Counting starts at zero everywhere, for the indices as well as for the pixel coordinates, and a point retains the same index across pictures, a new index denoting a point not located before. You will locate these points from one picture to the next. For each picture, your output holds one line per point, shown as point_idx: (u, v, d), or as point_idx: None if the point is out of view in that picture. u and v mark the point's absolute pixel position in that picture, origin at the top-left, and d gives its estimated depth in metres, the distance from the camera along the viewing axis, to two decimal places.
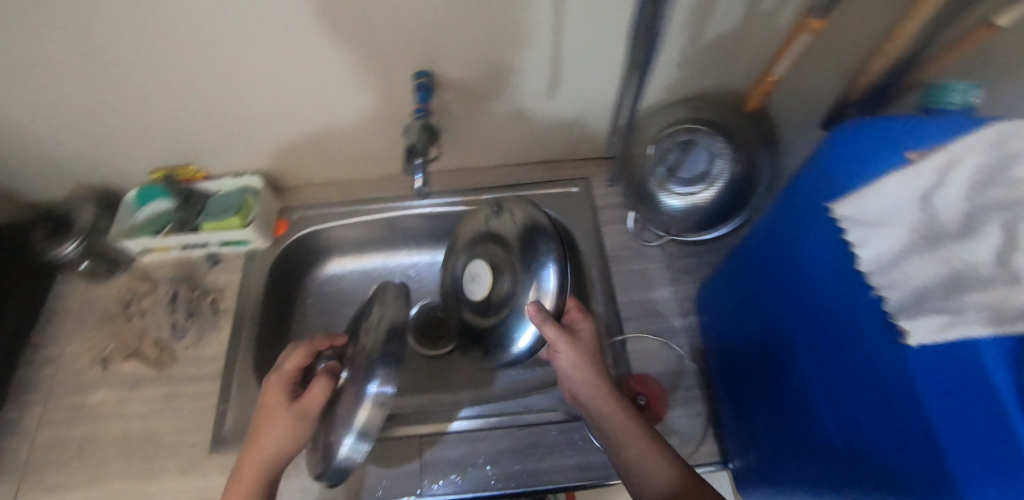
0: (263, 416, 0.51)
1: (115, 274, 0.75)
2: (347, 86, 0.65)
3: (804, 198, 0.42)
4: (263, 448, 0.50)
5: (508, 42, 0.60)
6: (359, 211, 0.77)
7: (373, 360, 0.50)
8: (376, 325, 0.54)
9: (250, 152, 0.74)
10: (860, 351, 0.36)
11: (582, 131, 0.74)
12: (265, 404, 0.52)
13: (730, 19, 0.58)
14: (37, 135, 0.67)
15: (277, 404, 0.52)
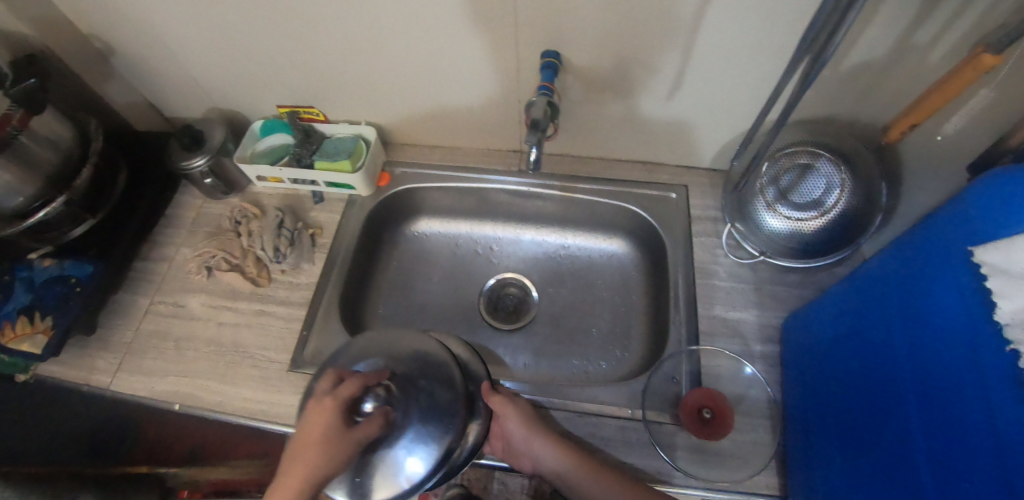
0: (309, 440, 0.48)
1: (231, 194, 0.82)
2: (477, 56, 0.68)
3: (947, 238, 0.42)
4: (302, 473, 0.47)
5: (642, 37, 0.61)
6: (457, 179, 0.80)
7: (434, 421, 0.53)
8: (437, 388, 0.55)
9: (371, 104, 0.78)
10: (979, 406, 0.36)
11: (691, 139, 0.74)
12: (311, 424, 0.50)
13: (880, 47, 0.56)
14: (195, 56, 0.75)
15: (326, 432, 0.49)
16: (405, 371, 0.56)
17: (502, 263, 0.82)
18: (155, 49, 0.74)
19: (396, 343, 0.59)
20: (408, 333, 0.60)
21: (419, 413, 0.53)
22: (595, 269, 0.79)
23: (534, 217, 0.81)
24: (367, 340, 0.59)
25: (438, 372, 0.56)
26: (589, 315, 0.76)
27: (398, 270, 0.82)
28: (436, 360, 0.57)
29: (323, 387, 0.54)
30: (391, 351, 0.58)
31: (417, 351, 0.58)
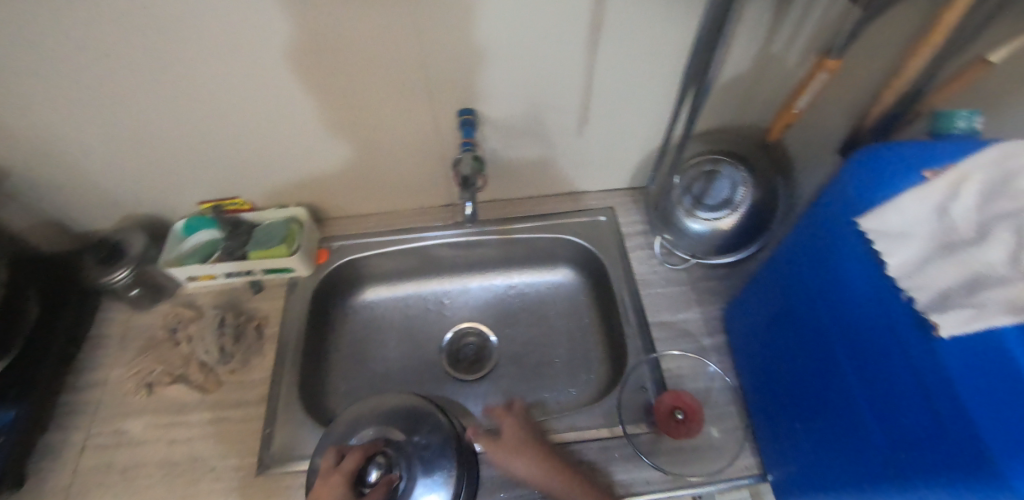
0: None
1: (159, 303, 0.78)
2: (395, 122, 0.71)
3: (833, 216, 0.51)
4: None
5: (545, 83, 0.67)
6: (397, 241, 0.81)
7: (434, 466, 0.59)
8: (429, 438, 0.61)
9: (297, 184, 0.79)
10: (897, 351, 0.44)
11: (606, 166, 0.81)
12: None
13: (744, 64, 0.65)
14: (101, 168, 0.72)
15: None
16: (398, 433, 0.61)
17: (456, 315, 0.83)
18: (55, 168, 0.71)
19: (381, 411, 0.63)
20: (389, 397, 0.65)
21: (420, 467, 0.59)
22: (546, 300, 0.82)
23: (479, 264, 0.84)
24: (352, 414, 0.63)
25: (428, 425, 0.62)
26: (550, 346, 0.78)
27: (353, 344, 0.80)
28: (421, 413, 0.63)
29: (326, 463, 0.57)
30: (379, 416, 0.62)
31: (404, 411, 0.63)
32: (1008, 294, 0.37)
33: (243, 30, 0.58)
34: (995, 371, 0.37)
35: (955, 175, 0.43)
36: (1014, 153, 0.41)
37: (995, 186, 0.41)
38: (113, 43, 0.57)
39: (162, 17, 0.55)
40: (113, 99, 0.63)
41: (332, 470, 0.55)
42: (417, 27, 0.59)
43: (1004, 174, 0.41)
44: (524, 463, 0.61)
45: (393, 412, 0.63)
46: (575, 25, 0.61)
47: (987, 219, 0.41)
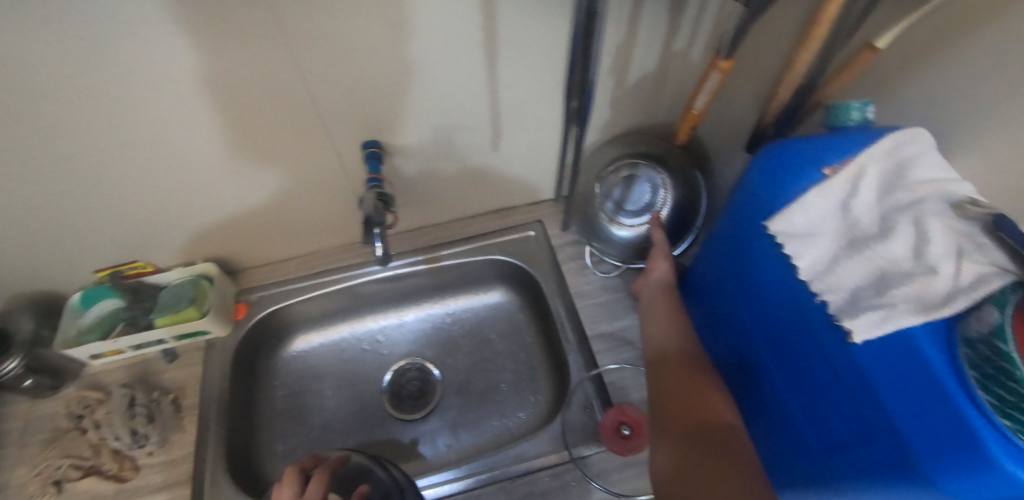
0: None
1: (62, 388, 0.69)
2: (293, 162, 0.66)
3: (748, 219, 0.49)
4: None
5: (447, 105, 0.64)
6: (321, 283, 0.76)
7: None
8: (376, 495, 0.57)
9: (202, 238, 0.73)
10: (817, 353, 0.42)
11: (529, 179, 0.78)
12: None
13: (650, 62, 0.63)
14: None
15: None
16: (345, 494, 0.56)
17: (394, 352, 0.79)
18: None
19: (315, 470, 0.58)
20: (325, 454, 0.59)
21: None
22: (486, 323, 0.80)
23: (412, 294, 0.80)
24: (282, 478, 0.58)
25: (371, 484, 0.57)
26: (495, 371, 0.76)
27: (287, 399, 0.75)
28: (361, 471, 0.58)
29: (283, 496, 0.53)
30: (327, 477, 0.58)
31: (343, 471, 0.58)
32: (914, 291, 0.35)
33: (95, 87, 0.51)
34: (912, 371, 0.35)
35: (854, 167, 0.41)
36: (906, 142, 0.40)
37: (893, 177, 0.40)
38: None
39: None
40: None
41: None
42: (295, 60, 0.54)
43: (900, 162, 0.40)
44: (665, 269, 0.64)
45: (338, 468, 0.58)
46: (468, 40, 0.57)
47: (886, 211, 0.40)
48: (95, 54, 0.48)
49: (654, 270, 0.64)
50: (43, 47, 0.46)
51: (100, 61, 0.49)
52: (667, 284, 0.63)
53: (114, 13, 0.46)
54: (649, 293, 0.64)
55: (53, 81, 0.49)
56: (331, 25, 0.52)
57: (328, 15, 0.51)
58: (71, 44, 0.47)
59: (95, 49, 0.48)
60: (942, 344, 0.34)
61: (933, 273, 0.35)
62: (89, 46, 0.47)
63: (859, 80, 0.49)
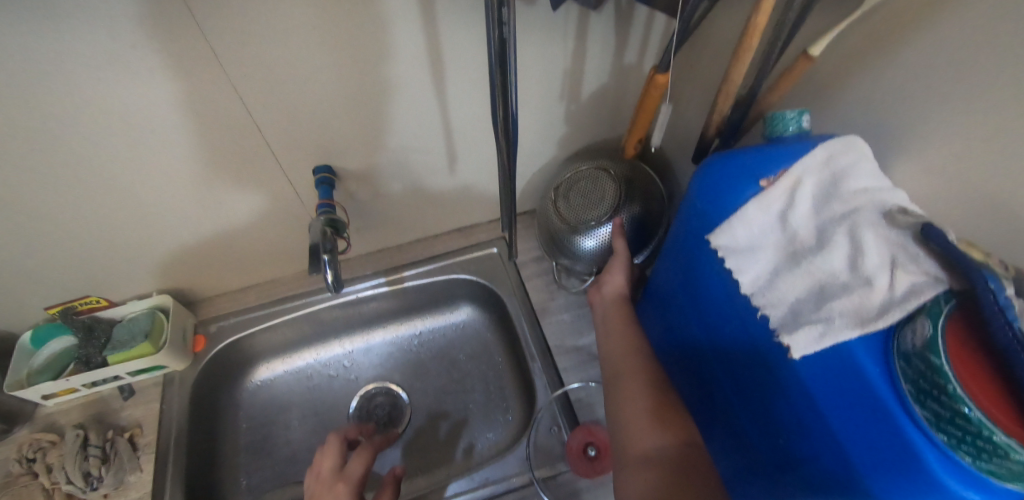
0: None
1: (12, 431, 0.67)
2: (245, 193, 0.65)
3: (693, 233, 0.48)
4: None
5: (399, 128, 0.63)
6: (283, 311, 0.75)
7: None
8: None
9: (157, 272, 0.72)
10: (764, 367, 0.41)
11: (489, 196, 0.77)
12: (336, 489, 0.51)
13: (601, 76, 0.62)
14: None
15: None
16: None
17: (361, 378, 0.77)
18: None
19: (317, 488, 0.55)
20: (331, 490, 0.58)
21: None
22: (453, 344, 0.78)
23: (377, 318, 0.79)
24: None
25: None
26: (464, 392, 0.74)
27: (251, 431, 0.73)
28: None
29: (324, 466, 0.55)
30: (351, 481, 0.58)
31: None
32: (851, 305, 0.34)
33: (22, 125, 0.49)
34: (852, 387, 0.34)
35: (790, 178, 0.41)
36: (839, 151, 0.39)
37: (828, 187, 0.39)
38: None
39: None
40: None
41: (333, 478, 0.53)
42: (236, 90, 0.53)
43: (835, 171, 0.39)
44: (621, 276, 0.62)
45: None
46: (412, 62, 0.56)
47: (823, 222, 0.39)
48: (19, 94, 0.47)
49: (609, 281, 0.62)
50: None
51: (24, 98, 0.47)
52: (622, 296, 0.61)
53: (35, 52, 0.44)
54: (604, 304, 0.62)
55: None
56: (269, 55, 0.51)
57: (263, 45, 0.50)
58: None
59: (19, 87, 0.46)
60: (880, 360, 0.33)
61: (869, 286, 0.34)
62: (12, 85, 0.46)
63: (798, 93, 0.49)
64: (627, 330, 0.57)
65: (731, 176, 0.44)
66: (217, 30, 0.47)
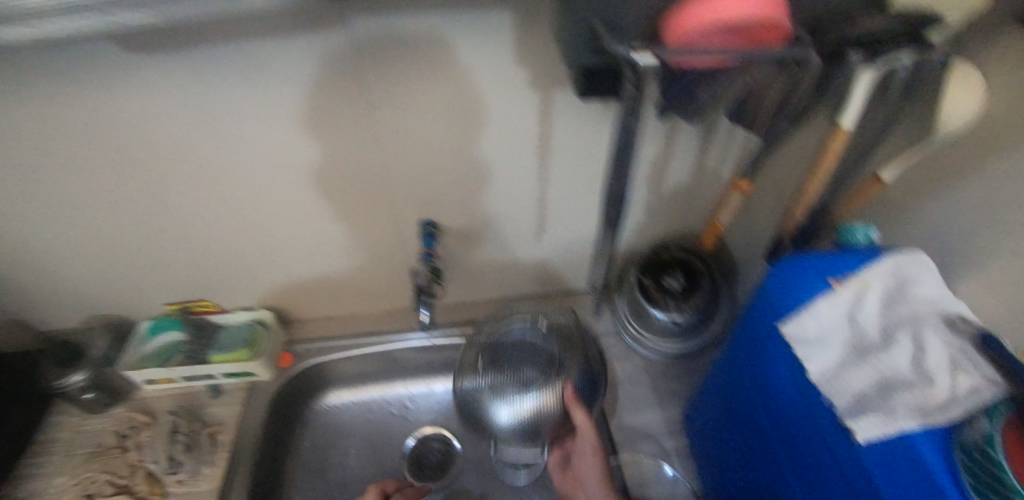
0: None
1: (112, 406, 0.77)
2: (361, 236, 0.75)
3: (761, 318, 0.50)
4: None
5: (502, 199, 0.73)
6: (363, 344, 0.82)
7: None
8: None
9: (264, 289, 0.81)
10: (823, 449, 0.42)
11: (563, 268, 0.86)
12: None
13: (684, 175, 0.67)
14: (55, 274, 0.73)
15: None
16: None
17: (420, 421, 0.81)
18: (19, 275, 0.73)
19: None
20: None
21: None
22: None
23: (445, 366, 0.84)
24: None
25: None
26: None
27: (312, 451, 0.77)
28: None
29: None
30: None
31: None
32: (914, 399, 0.38)
33: (210, 160, 0.62)
34: (913, 474, 0.36)
35: (859, 282, 0.44)
36: (905, 263, 0.44)
37: (893, 293, 0.44)
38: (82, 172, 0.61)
39: (136, 151, 0.59)
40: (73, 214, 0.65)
41: None
42: (379, 150, 0.64)
43: (902, 281, 0.44)
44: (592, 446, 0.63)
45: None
46: (524, 149, 0.66)
47: (889, 324, 0.43)
48: (216, 138, 0.59)
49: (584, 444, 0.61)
50: (176, 125, 0.57)
51: (219, 141, 0.60)
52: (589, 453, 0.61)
53: (235, 110, 0.57)
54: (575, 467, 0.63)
55: (176, 150, 0.60)
56: (412, 128, 0.62)
57: (408, 119, 0.61)
58: (200, 126, 0.58)
59: (219, 132, 0.59)
60: (940, 449, 0.36)
61: (931, 383, 0.38)
62: (216, 131, 0.59)
63: (875, 212, 0.54)
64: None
65: (802, 274, 0.48)
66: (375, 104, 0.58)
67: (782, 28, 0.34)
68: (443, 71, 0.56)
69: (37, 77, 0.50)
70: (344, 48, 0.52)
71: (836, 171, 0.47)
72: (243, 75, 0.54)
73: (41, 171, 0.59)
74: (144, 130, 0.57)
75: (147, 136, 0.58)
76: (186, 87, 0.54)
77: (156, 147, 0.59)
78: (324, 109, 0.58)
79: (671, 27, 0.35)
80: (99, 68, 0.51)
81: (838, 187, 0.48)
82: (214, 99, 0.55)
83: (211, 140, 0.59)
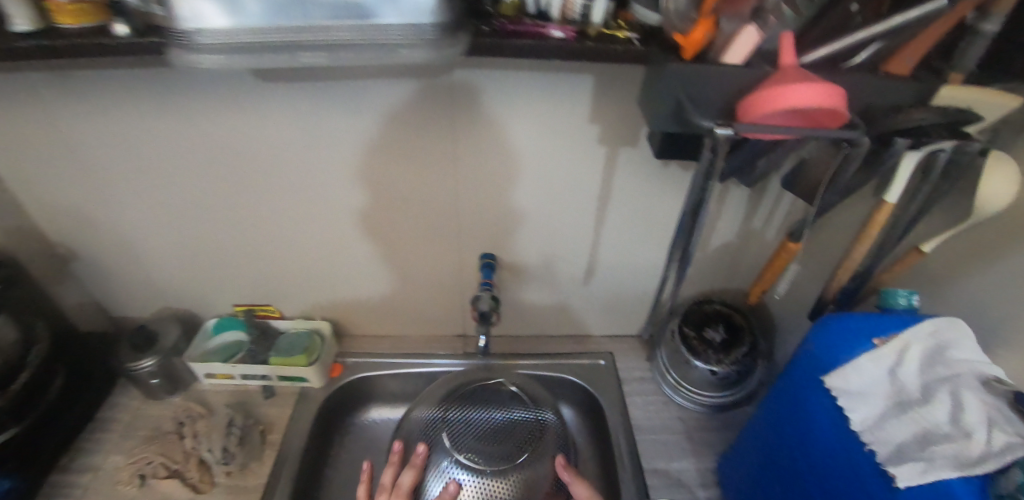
0: None
1: (172, 394, 0.83)
2: (425, 261, 0.83)
3: (803, 370, 0.53)
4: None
5: (559, 243, 0.80)
6: (409, 364, 0.86)
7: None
8: None
9: (328, 301, 0.88)
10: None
11: (604, 313, 0.91)
12: None
13: (730, 235, 0.74)
14: (157, 263, 0.84)
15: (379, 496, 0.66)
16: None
17: None
18: (125, 261, 0.84)
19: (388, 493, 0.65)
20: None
21: None
22: None
23: None
24: None
25: None
26: None
27: (350, 463, 0.81)
28: None
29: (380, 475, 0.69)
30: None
31: None
32: (952, 451, 0.40)
33: (313, 178, 0.72)
34: None
35: (900, 340, 0.48)
36: (944, 327, 0.47)
37: (933, 354, 0.46)
38: (207, 176, 0.72)
39: (254, 165, 0.71)
40: (184, 212, 0.77)
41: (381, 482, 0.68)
42: (454, 183, 0.72)
43: (940, 343, 0.47)
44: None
45: None
46: (586, 198, 0.73)
47: (929, 382, 0.45)
48: (323, 159, 0.70)
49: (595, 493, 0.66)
50: (291, 146, 0.68)
51: (326, 162, 0.70)
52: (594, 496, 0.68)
53: (347, 137, 0.67)
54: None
55: (288, 167, 0.71)
56: (487, 167, 0.70)
57: (483, 159, 0.69)
58: (312, 149, 0.69)
59: (327, 156, 0.70)
60: (979, 497, 0.37)
61: (970, 438, 0.40)
62: (325, 154, 0.69)
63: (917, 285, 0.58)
64: None
65: (847, 330, 0.51)
66: (457, 143, 0.67)
67: (843, 118, 0.41)
68: (521, 121, 0.65)
69: (196, 98, 0.63)
70: (438, 94, 0.62)
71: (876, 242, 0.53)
72: (352, 108, 0.64)
73: (176, 170, 0.72)
74: (264, 146, 0.69)
75: (264, 151, 0.69)
76: (304, 117, 0.65)
77: (272, 164, 0.71)
78: (416, 144, 0.67)
79: (754, 102, 0.41)
80: (242, 94, 0.63)
81: (879, 256, 0.54)
82: (331, 127, 0.66)
83: (315, 161, 0.70)
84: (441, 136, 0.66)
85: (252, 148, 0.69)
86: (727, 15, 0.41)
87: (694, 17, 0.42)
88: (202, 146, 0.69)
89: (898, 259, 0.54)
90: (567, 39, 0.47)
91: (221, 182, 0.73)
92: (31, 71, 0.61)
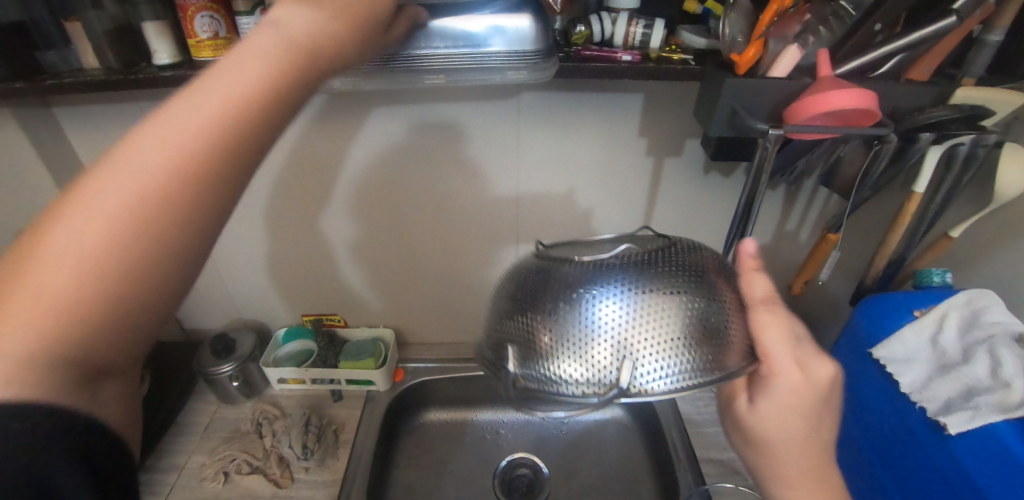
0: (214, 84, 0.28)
1: (248, 397, 0.89)
2: (484, 270, 0.90)
3: (853, 348, 0.61)
4: (103, 191, 0.25)
5: None
6: (465, 369, 0.92)
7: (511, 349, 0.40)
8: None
9: (389, 311, 0.95)
10: (919, 452, 0.52)
11: None
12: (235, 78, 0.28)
13: (766, 237, 0.81)
14: (231, 276, 0.90)
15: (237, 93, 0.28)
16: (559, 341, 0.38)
17: (513, 444, 0.88)
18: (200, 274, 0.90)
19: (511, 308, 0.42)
20: (481, 475, 0.84)
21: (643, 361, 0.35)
22: (596, 439, 0.89)
23: None
24: None
25: (521, 470, 0.85)
26: (602, 482, 0.83)
27: (414, 461, 0.86)
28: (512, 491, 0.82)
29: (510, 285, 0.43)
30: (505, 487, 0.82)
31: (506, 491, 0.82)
32: (995, 400, 0.45)
33: (386, 194, 0.79)
34: (997, 458, 0.44)
35: (939, 312, 0.54)
36: (976, 296, 0.53)
37: (969, 322, 0.52)
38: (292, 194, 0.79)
39: (330, 181, 0.78)
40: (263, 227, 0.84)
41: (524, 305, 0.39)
42: (517, 193, 0.80)
43: (976, 309, 0.52)
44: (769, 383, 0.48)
45: (509, 475, 0.84)
46: (634, 204, 0.81)
47: (968, 345, 0.51)
48: (398, 175, 0.77)
49: (748, 286, 0.41)
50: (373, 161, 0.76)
51: (398, 178, 0.77)
52: (746, 313, 0.40)
53: (421, 153, 0.75)
54: (771, 403, 0.40)
55: (364, 183, 0.78)
56: (550, 177, 0.78)
57: (542, 170, 0.77)
58: (388, 165, 0.76)
59: (401, 171, 0.77)
60: (1022, 436, 0.43)
61: (1009, 387, 0.45)
62: (399, 171, 0.77)
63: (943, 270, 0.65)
64: (788, 420, 0.41)
65: (892, 307, 0.59)
66: (524, 156, 0.75)
67: (875, 117, 0.49)
68: (579, 136, 0.73)
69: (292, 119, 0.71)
70: (509, 115, 0.71)
71: (907, 231, 0.60)
72: (429, 123, 0.72)
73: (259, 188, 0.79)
74: (337, 163, 0.76)
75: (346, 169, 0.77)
76: (385, 134, 0.73)
77: (350, 180, 0.78)
78: (484, 156, 0.75)
79: (800, 107, 0.48)
80: (334, 114, 0.71)
81: (910, 242, 0.61)
82: (408, 145, 0.74)
83: (391, 174, 0.77)
84: (507, 147, 0.74)
85: (332, 167, 0.76)
86: (774, 38, 0.51)
87: (744, 40, 0.52)
88: (290, 165, 0.76)
89: (928, 245, 0.61)
90: (634, 62, 0.56)
91: (296, 200, 0.80)
92: (148, 99, 0.70)
